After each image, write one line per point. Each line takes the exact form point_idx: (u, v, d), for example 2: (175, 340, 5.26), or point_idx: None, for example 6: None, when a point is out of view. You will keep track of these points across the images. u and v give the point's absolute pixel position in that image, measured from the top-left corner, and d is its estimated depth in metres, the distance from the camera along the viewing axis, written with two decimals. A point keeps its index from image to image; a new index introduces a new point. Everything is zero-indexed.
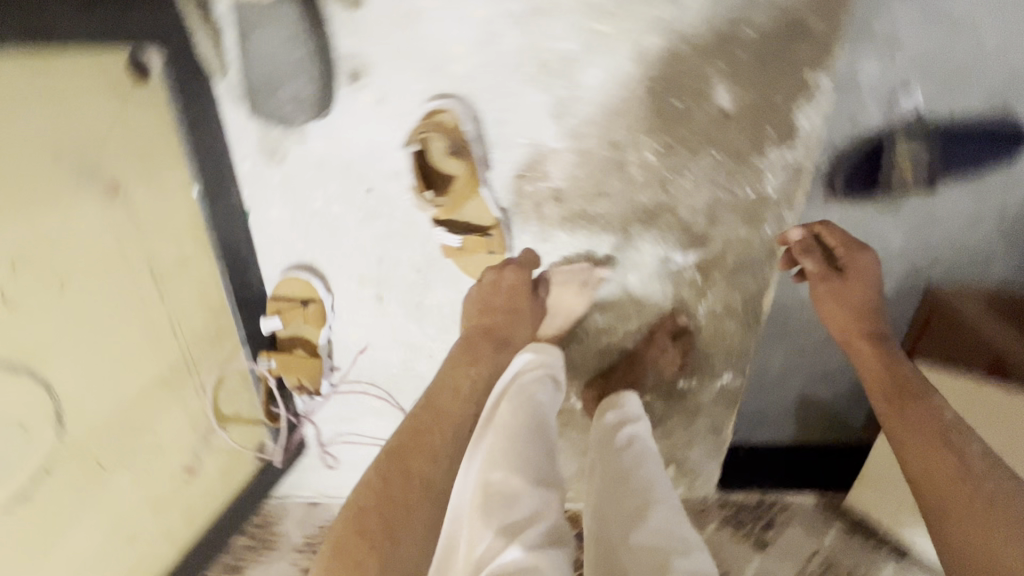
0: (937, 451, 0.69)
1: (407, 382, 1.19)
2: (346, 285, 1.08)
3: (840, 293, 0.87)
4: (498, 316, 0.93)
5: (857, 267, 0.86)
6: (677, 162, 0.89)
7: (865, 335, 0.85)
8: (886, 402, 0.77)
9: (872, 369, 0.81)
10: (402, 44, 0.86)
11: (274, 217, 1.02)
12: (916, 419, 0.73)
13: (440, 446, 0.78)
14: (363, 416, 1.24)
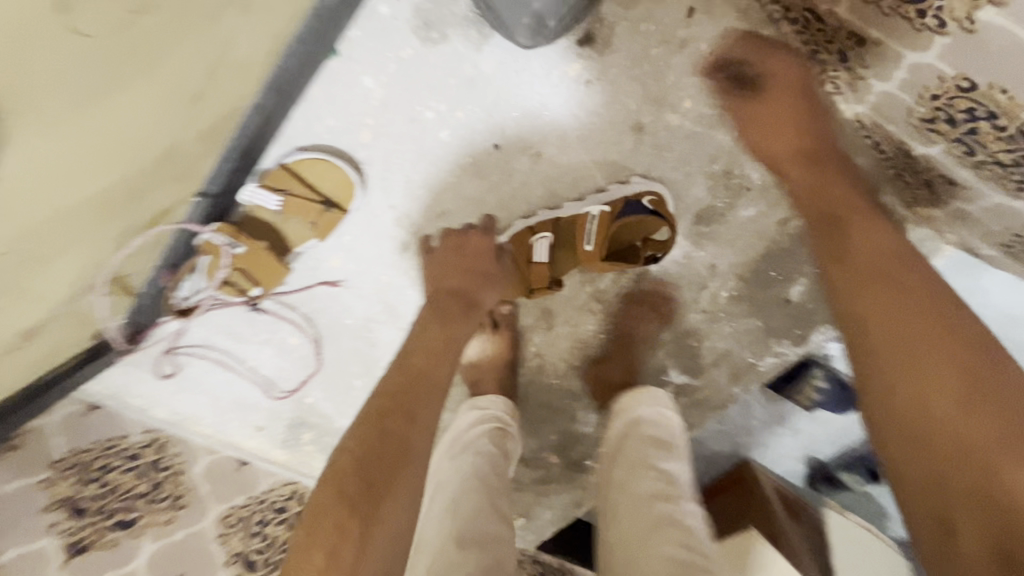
0: (872, 303, 0.55)
1: (350, 341, 0.96)
2: (380, 210, 0.84)
3: (760, 132, 0.73)
4: (468, 278, 0.79)
5: (764, 106, 0.72)
6: (735, 310, 1.00)
7: (795, 156, 0.70)
8: (822, 249, 0.62)
9: (808, 209, 0.67)
10: (647, 55, 0.76)
11: (369, 87, 0.75)
12: (847, 272, 0.58)
13: (422, 412, 0.63)
14: (260, 345, 0.97)
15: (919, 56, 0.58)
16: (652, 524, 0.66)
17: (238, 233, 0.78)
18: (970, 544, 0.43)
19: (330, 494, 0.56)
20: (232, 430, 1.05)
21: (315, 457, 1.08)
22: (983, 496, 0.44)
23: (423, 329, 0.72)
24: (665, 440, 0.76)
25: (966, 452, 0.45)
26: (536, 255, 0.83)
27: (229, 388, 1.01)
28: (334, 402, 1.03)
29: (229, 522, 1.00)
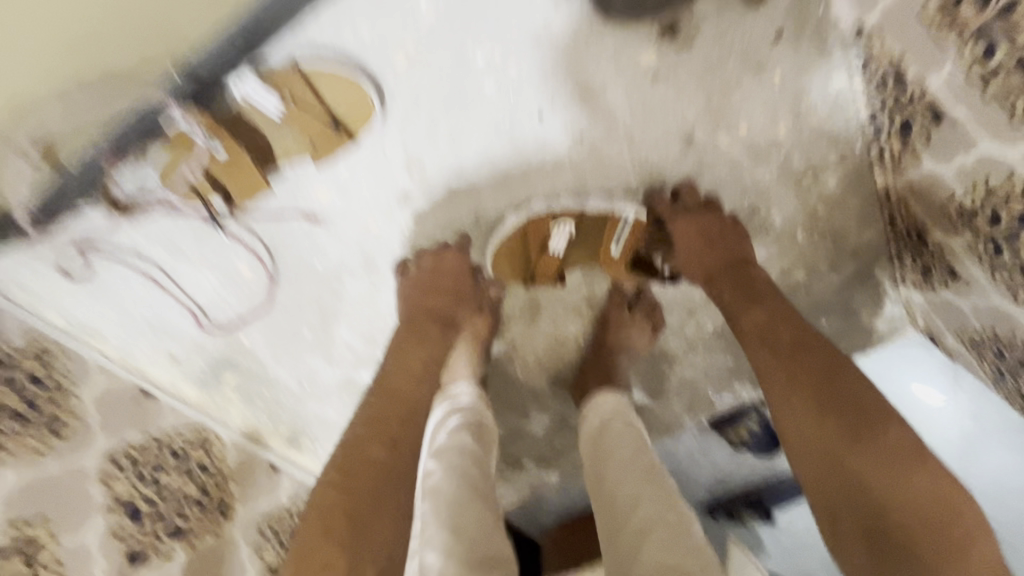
0: (764, 357, 0.67)
1: (313, 286, 0.85)
2: (391, 148, 0.73)
3: (690, 251, 0.79)
4: (441, 300, 0.84)
5: (683, 221, 0.78)
6: (714, 345, 0.99)
7: (704, 242, 0.78)
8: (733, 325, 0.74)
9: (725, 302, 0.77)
10: (722, 66, 0.70)
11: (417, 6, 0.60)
12: (747, 333, 0.70)
13: (397, 418, 0.72)
14: (199, 264, 0.81)
15: (1000, 152, 0.58)
16: (638, 525, 0.65)
17: (217, 130, 0.62)
18: (841, 527, 0.53)
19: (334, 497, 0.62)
20: (142, 355, 0.90)
21: (232, 403, 0.97)
22: (845, 484, 0.54)
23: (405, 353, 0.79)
24: (638, 435, 0.80)
25: (824, 455, 0.56)
26: (552, 243, 0.81)
27: (148, 307, 0.85)
28: (274, 347, 0.92)
29: (117, 462, 0.85)
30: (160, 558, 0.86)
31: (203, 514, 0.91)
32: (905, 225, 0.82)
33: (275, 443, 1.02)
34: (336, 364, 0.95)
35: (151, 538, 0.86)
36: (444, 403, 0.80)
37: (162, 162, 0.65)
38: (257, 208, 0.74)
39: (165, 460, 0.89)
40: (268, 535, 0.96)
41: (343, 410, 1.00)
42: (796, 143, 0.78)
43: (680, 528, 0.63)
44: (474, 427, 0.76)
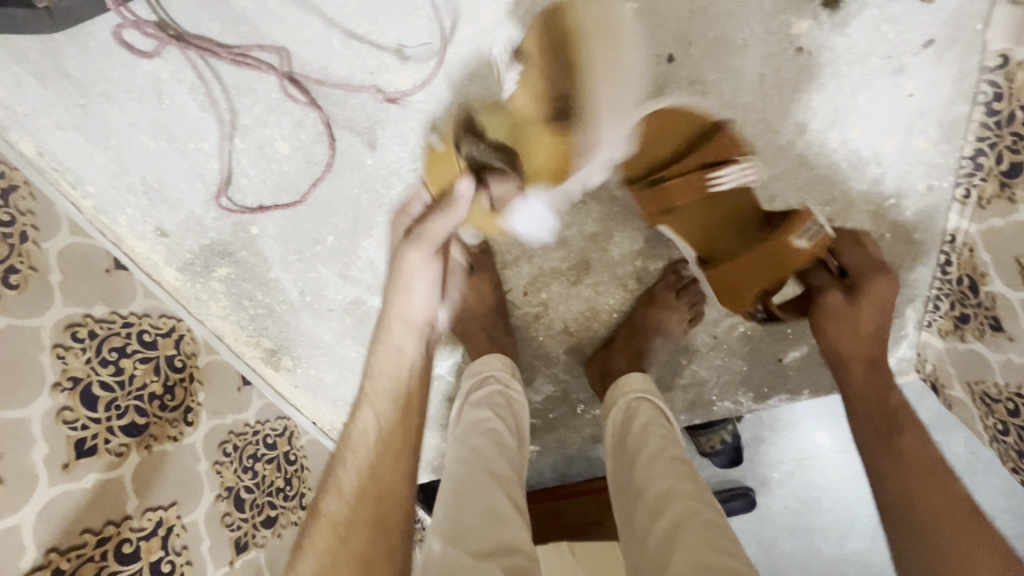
0: (929, 501, 0.53)
1: (352, 188, 0.74)
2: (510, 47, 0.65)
3: (843, 316, 0.70)
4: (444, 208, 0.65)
5: (881, 283, 0.69)
6: (734, 346, 0.98)
7: (863, 320, 0.69)
8: (875, 443, 0.61)
9: (868, 399, 0.65)
10: (863, 60, 0.69)
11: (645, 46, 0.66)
12: (903, 460, 0.57)
13: (381, 435, 0.57)
14: (230, 129, 0.69)
15: None
16: (670, 518, 0.64)
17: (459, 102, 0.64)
18: None
19: (309, 536, 0.51)
20: (122, 221, 0.76)
21: (214, 297, 0.83)
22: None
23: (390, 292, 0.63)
24: (666, 426, 0.77)
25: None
26: (716, 175, 0.66)
27: (151, 166, 0.72)
28: (287, 246, 0.79)
29: (76, 335, 0.68)
30: (111, 456, 0.68)
31: (166, 416, 0.75)
32: (959, 271, 0.84)
33: (252, 357, 0.88)
34: (350, 283, 0.83)
35: (103, 430, 0.68)
36: (467, 378, 0.81)
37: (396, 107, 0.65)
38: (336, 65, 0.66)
39: (129, 344, 0.74)
40: (229, 456, 0.82)
41: (339, 334, 0.87)
42: (896, 163, 0.76)
43: (714, 523, 0.63)
44: (502, 407, 0.76)
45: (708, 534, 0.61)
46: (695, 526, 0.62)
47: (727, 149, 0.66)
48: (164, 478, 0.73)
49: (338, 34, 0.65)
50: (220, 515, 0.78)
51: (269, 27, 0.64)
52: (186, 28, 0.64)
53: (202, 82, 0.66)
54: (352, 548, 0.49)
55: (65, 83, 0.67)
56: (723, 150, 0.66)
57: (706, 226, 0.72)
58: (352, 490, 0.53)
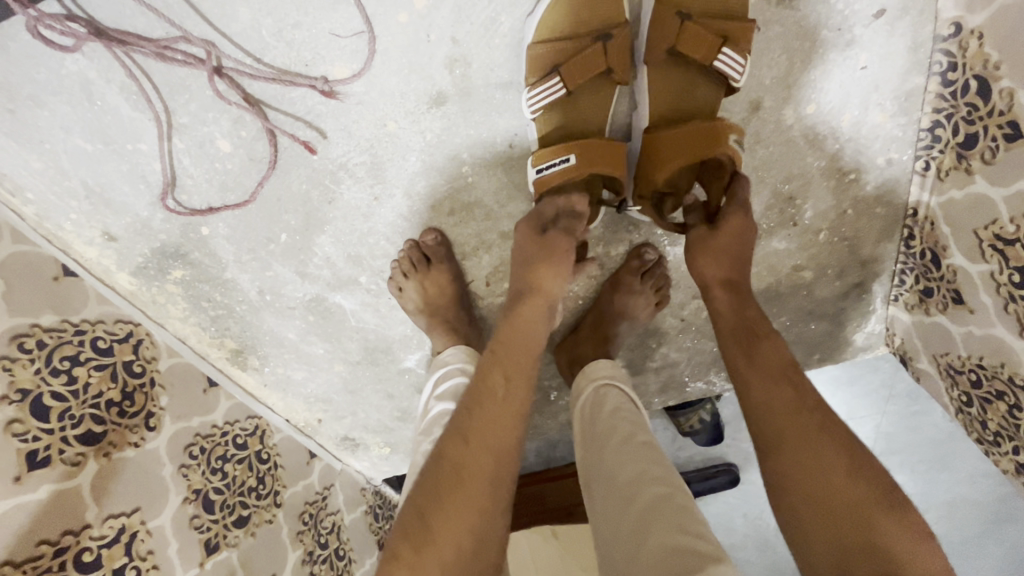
0: (779, 397, 0.55)
1: (301, 183, 0.72)
2: (454, 30, 0.64)
3: (711, 241, 0.66)
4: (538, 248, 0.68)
5: (737, 218, 0.65)
6: (703, 327, 0.98)
7: (728, 242, 0.65)
8: (737, 351, 0.60)
9: (726, 319, 0.63)
10: (813, 34, 0.69)
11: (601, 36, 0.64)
12: (758, 361, 0.58)
13: (499, 388, 0.57)
14: (166, 129, 0.67)
15: None
16: (638, 507, 0.64)
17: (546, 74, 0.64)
18: None
19: (435, 476, 0.51)
20: (69, 227, 0.75)
21: (174, 297, 0.83)
22: (863, 550, 0.45)
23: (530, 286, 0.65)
24: (635, 412, 0.77)
25: (844, 517, 0.47)
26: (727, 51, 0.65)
27: (91, 169, 0.70)
28: (240, 246, 0.78)
29: (23, 346, 0.67)
30: (67, 467, 0.67)
31: (125, 423, 0.74)
32: (921, 245, 0.83)
33: (217, 358, 0.90)
34: (309, 280, 0.82)
35: (57, 441, 0.67)
36: (437, 370, 0.77)
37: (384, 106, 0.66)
38: (275, 56, 0.63)
39: (83, 352, 0.73)
40: (197, 458, 0.82)
41: (303, 332, 0.88)
42: (853, 137, 0.76)
43: (684, 509, 0.63)
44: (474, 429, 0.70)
45: (676, 521, 0.60)
46: (663, 514, 0.62)
47: (739, 38, 0.65)
48: (125, 485, 0.72)
49: (267, 24, 0.62)
50: (188, 518, 0.78)
51: (192, 21, 0.61)
52: (107, 23, 0.61)
53: (136, 78, 0.64)
54: (474, 501, 0.50)
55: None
56: (732, 34, 0.65)
57: (683, 86, 0.70)
58: (473, 437, 0.53)
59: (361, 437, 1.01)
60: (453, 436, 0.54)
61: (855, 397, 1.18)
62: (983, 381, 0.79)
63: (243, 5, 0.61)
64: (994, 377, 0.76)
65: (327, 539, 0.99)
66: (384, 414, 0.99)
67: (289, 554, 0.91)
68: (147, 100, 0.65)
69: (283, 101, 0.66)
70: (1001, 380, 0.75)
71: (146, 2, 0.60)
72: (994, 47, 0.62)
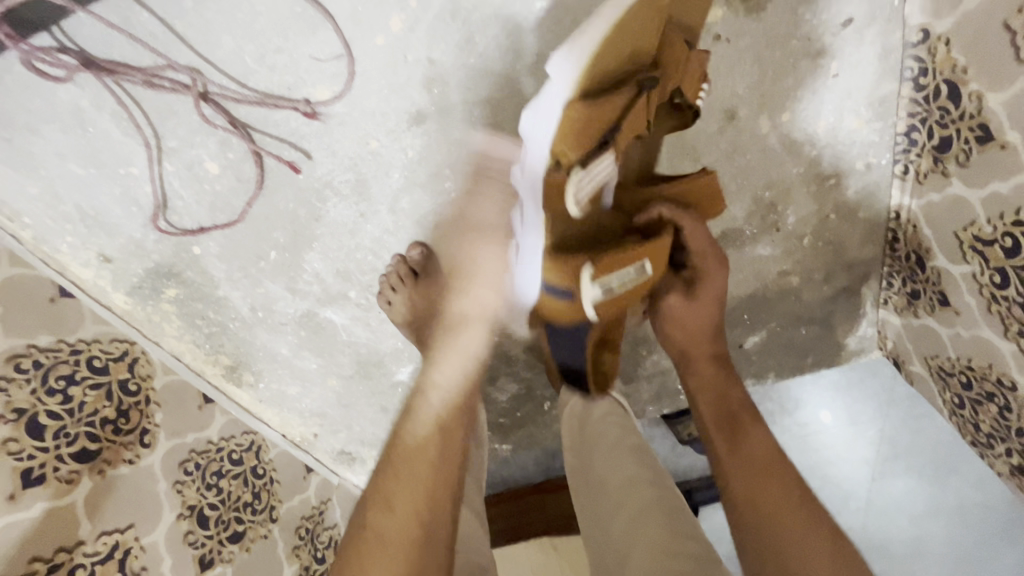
0: (763, 492, 0.59)
1: (288, 203, 0.74)
2: (431, 50, 0.66)
3: (684, 318, 0.71)
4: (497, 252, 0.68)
5: (708, 286, 0.71)
6: None
7: (707, 329, 0.72)
8: (720, 440, 0.65)
9: (709, 405, 0.68)
10: (784, 43, 0.71)
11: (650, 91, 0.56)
12: (743, 458, 0.62)
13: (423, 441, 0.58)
14: (157, 153, 0.70)
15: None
16: (630, 512, 0.64)
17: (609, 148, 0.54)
18: None
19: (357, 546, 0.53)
20: (65, 250, 0.77)
21: (167, 314, 0.84)
22: None
23: (449, 342, 0.66)
24: (625, 419, 0.77)
25: None
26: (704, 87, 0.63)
27: (85, 194, 0.73)
28: (231, 264, 0.80)
29: (20, 366, 0.69)
30: (61, 484, 0.68)
31: (119, 440, 0.76)
32: (906, 248, 0.83)
33: (212, 375, 0.90)
34: (300, 296, 0.84)
35: (52, 459, 0.69)
36: None
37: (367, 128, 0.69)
38: (259, 80, 0.66)
39: (79, 371, 0.74)
40: (192, 474, 0.83)
41: (295, 348, 0.90)
42: (831, 143, 0.77)
43: (673, 512, 0.63)
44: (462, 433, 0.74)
45: (666, 525, 0.61)
46: (654, 518, 0.62)
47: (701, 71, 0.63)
48: (118, 502, 0.73)
49: (249, 50, 0.64)
50: (182, 534, 0.79)
51: (177, 49, 0.64)
52: (96, 55, 0.63)
53: (126, 106, 0.66)
54: None
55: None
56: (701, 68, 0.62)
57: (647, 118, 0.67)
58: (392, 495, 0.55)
59: (358, 451, 1.00)
60: (380, 496, 0.55)
61: (854, 402, 1.17)
62: (973, 383, 0.79)
63: (226, 33, 0.63)
64: (984, 379, 0.76)
65: (325, 553, 1.00)
66: (379, 427, 0.99)
67: (285, 569, 0.92)
68: (137, 126, 0.67)
69: (266, 124, 0.68)
70: (990, 381, 0.75)
71: (133, 32, 0.62)
72: (961, 52, 0.63)
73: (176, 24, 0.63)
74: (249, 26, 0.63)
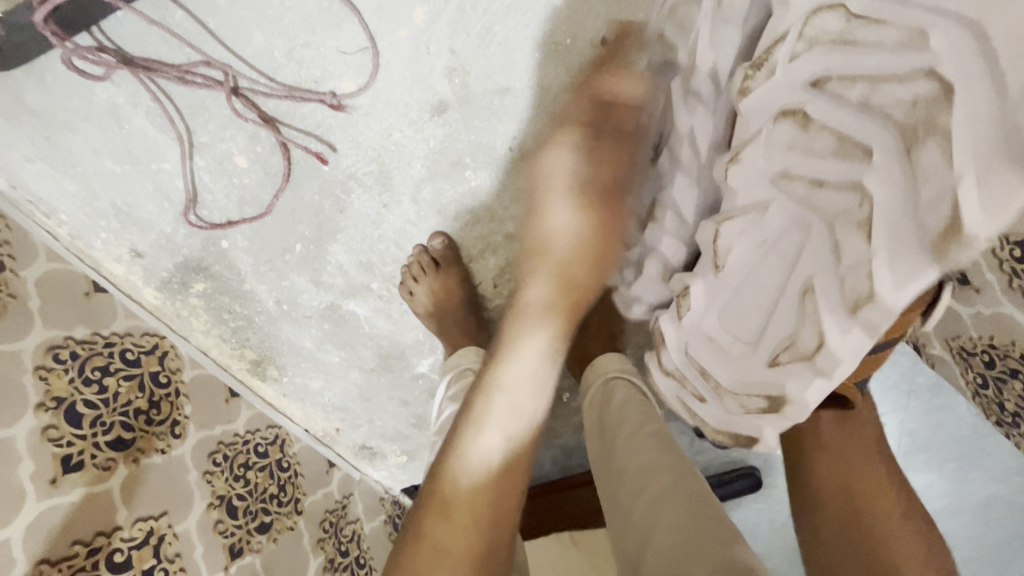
0: (862, 478, 0.58)
1: (313, 195, 0.76)
2: (453, 41, 0.68)
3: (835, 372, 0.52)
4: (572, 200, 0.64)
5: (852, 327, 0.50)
6: None
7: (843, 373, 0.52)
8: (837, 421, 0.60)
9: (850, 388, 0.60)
10: None
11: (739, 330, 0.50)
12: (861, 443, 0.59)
13: (507, 484, 0.57)
14: (189, 148, 0.72)
15: None
16: (653, 492, 0.64)
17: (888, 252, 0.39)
18: None
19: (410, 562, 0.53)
20: (99, 245, 0.80)
21: (195, 310, 0.86)
22: None
23: (521, 334, 0.62)
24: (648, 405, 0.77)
25: None
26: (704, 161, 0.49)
27: (119, 190, 0.75)
28: (257, 257, 0.82)
29: (58, 356, 0.71)
30: (98, 471, 0.70)
31: (152, 430, 0.78)
32: None
33: (238, 369, 0.93)
34: (323, 288, 0.86)
35: (90, 446, 0.70)
36: (448, 371, 0.79)
37: (391, 119, 0.71)
38: (288, 74, 0.68)
39: (113, 362, 0.77)
40: (220, 465, 0.85)
41: (319, 340, 0.91)
42: None
43: (695, 497, 0.62)
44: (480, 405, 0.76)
45: (690, 509, 0.60)
46: (677, 504, 0.61)
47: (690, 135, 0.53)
48: (151, 490, 0.75)
49: (278, 44, 0.67)
50: (213, 523, 0.81)
51: (211, 46, 0.66)
52: (134, 53, 0.66)
53: (162, 102, 0.69)
54: None
55: (28, 118, 0.70)
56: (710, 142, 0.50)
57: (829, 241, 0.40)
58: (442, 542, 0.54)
59: (379, 445, 1.02)
60: (446, 526, 0.54)
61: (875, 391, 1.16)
62: (997, 361, 0.79)
63: (257, 28, 0.66)
64: (1007, 357, 0.77)
65: (348, 547, 1.00)
66: (401, 421, 1.00)
67: (310, 562, 0.92)
68: (172, 121, 0.70)
69: (293, 116, 0.70)
70: (1013, 358, 0.76)
71: (168, 29, 0.65)
72: None
73: (208, 21, 0.65)
74: (278, 23, 0.66)
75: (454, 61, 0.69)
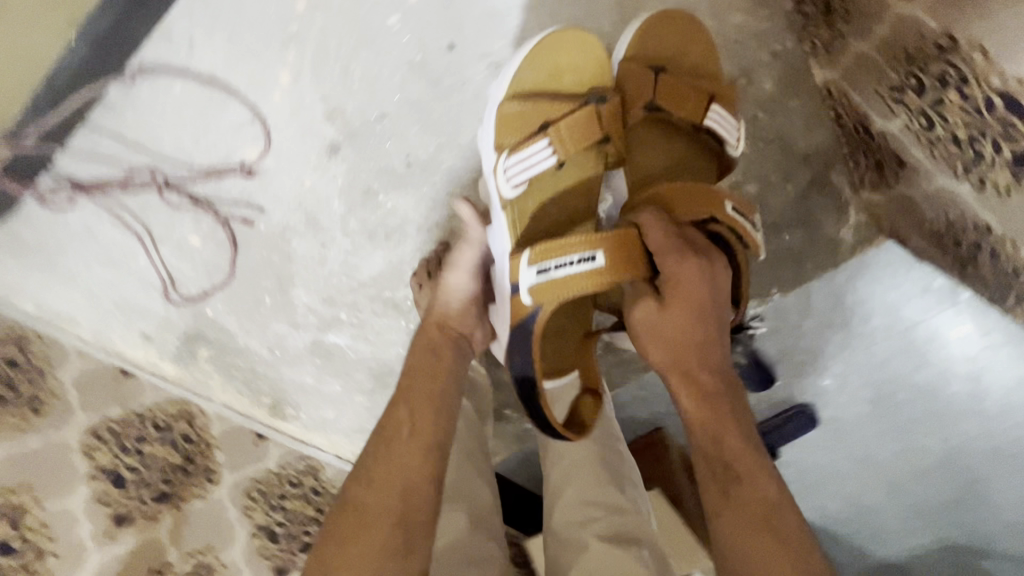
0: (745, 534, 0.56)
1: (262, 251, 0.87)
2: (327, 85, 0.77)
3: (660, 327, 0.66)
4: None
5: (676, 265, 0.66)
6: None
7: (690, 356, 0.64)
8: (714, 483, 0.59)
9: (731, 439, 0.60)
10: None
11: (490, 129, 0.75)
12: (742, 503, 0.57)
13: None
14: (151, 243, 0.85)
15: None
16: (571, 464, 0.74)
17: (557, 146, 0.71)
18: None
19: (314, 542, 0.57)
20: (117, 338, 0.93)
21: (209, 373, 0.97)
22: None
23: None
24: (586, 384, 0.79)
25: None
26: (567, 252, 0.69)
27: (115, 291, 0.90)
28: (240, 317, 0.93)
29: (98, 434, 0.86)
30: (146, 520, 0.87)
31: (189, 481, 0.91)
32: (851, 121, 0.80)
33: (260, 416, 1.00)
34: (302, 329, 0.94)
35: (135, 502, 0.87)
36: None
37: (298, 166, 0.81)
38: (203, 158, 0.80)
39: (148, 432, 0.90)
40: (256, 499, 0.95)
41: (318, 375, 0.98)
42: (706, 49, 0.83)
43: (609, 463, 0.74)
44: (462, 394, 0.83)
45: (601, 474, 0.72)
46: (590, 470, 0.73)
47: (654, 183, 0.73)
48: (196, 530, 0.90)
49: (187, 138, 0.79)
50: (257, 548, 0.94)
51: (136, 156, 0.80)
52: (83, 178, 0.81)
53: (121, 210, 0.83)
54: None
55: (33, 254, 0.86)
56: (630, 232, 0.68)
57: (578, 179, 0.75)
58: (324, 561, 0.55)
59: None
60: None
61: None
62: (963, 237, 0.74)
63: (167, 131, 0.79)
64: (972, 230, 0.71)
65: None
66: None
67: None
68: (132, 224, 0.84)
69: (219, 191, 0.82)
70: (974, 229, 0.70)
71: (104, 155, 0.80)
72: None
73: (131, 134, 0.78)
74: (185, 121, 0.79)
75: (337, 101, 0.77)
